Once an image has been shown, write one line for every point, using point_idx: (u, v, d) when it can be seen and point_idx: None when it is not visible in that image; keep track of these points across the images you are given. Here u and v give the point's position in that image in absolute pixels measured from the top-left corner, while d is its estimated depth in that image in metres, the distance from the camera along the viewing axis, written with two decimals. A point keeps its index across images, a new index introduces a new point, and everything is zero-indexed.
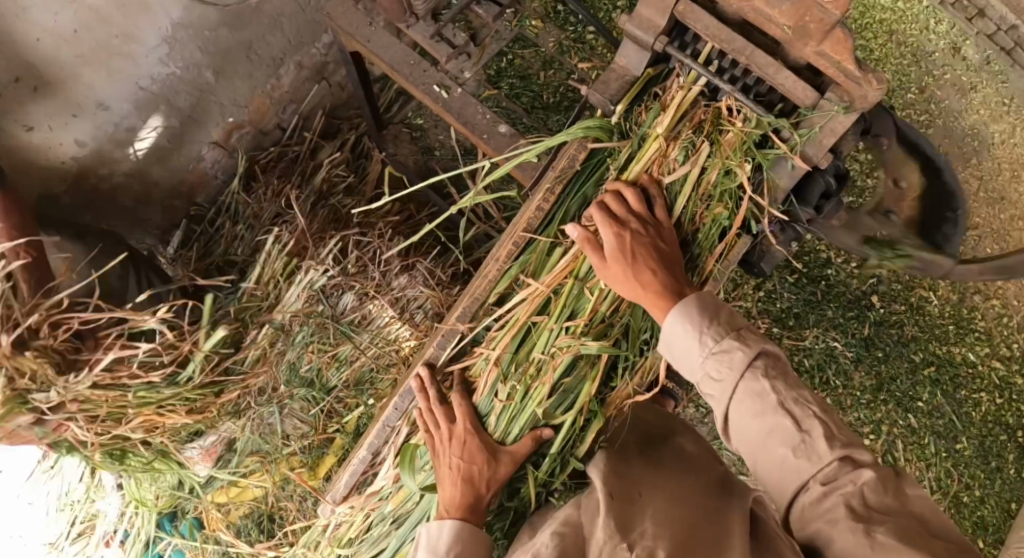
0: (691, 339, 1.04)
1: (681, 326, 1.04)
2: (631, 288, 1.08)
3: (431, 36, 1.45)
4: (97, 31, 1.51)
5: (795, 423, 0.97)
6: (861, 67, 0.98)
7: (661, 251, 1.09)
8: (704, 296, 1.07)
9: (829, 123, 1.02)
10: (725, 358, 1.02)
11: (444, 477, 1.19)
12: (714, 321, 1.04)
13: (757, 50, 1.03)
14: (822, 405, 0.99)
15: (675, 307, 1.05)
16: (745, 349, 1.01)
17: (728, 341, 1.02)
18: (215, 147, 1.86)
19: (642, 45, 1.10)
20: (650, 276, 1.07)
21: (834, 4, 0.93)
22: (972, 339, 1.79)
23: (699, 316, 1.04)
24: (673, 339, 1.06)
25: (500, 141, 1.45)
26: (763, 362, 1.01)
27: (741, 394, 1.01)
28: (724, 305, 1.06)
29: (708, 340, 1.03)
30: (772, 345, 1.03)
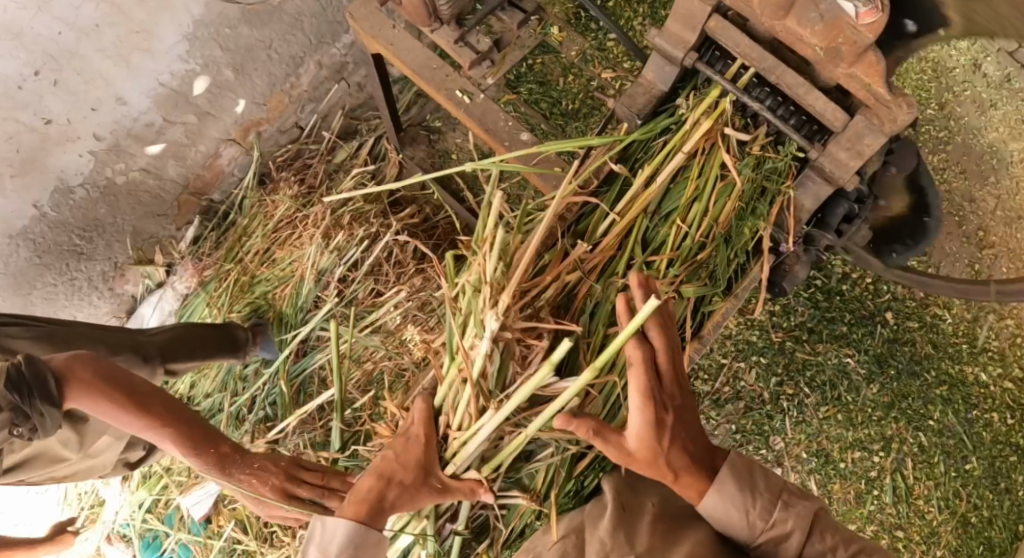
0: (737, 518, 1.00)
1: (728, 508, 1.00)
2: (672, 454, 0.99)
3: (454, 42, 1.42)
4: (118, 25, 1.50)
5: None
6: (892, 90, 0.96)
7: (693, 428, 1.02)
8: (739, 461, 1.03)
9: (858, 145, 1.01)
10: (777, 527, 0.98)
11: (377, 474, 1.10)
12: (758, 495, 1.00)
13: (788, 70, 1.02)
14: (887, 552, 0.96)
15: (716, 490, 1.00)
16: (798, 523, 0.98)
17: (778, 516, 0.99)
18: (232, 143, 1.87)
19: (670, 58, 1.09)
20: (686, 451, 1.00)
21: (867, 28, 0.89)
22: (985, 359, 1.78)
23: (744, 492, 1.00)
24: (719, 520, 1.01)
25: (521, 149, 1.43)
26: (819, 526, 0.98)
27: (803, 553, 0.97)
28: (756, 463, 1.03)
29: (756, 521, 0.99)
30: (824, 514, 1.00)
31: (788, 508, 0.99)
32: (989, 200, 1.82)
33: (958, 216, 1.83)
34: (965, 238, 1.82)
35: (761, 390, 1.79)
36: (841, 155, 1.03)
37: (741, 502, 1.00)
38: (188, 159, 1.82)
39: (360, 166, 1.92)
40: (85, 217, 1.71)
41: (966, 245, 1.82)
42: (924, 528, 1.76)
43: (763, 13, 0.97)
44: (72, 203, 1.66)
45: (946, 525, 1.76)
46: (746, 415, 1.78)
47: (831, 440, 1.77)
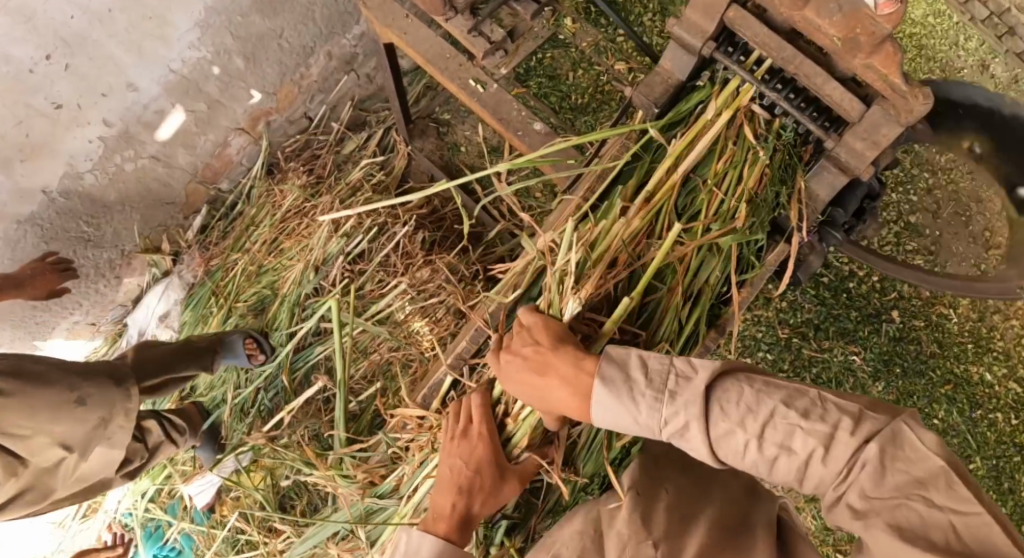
0: (628, 415, 0.94)
1: (617, 412, 0.95)
2: (557, 391, 1.01)
3: (468, 31, 1.42)
4: (131, 11, 1.50)
5: (779, 437, 0.85)
6: (909, 81, 0.96)
7: (566, 369, 1.00)
8: (612, 357, 0.98)
9: (875, 136, 1.01)
10: (671, 424, 0.91)
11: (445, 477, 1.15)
12: (634, 394, 0.94)
13: (806, 59, 1.03)
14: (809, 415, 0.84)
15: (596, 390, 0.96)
16: (685, 409, 0.89)
17: (663, 407, 0.91)
18: (242, 133, 1.87)
19: (689, 47, 1.10)
20: (567, 376, 1.00)
21: (886, 19, 0.92)
22: (990, 359, 1.79)
23: (621, 393, 0.95)
24: (616, 426, 0.97)
25: (534, 139, 1.43)
26: (715, 402, 0.88)
27: (715, 443, 0.89)
28: (639, 357, 0.96)
29: (638, 414, 0.93)
30: (711, 386, 0.89)
31: (674, 400, 0.91)
32: None
33: (965, 216, 1.82)
34: (971, 238, 1.82)
35: None
36: (857, 146, 1.03)
37: (625, 407, 0.94)
38: (197, 148, 1.81)
39: (368, 158, 1.92)
40: (94, 205, 1.71)
41: (973, 244, 1.82)
42: None
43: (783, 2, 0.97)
44: (81, 190, 1.66)
45: None
46: None
47: None
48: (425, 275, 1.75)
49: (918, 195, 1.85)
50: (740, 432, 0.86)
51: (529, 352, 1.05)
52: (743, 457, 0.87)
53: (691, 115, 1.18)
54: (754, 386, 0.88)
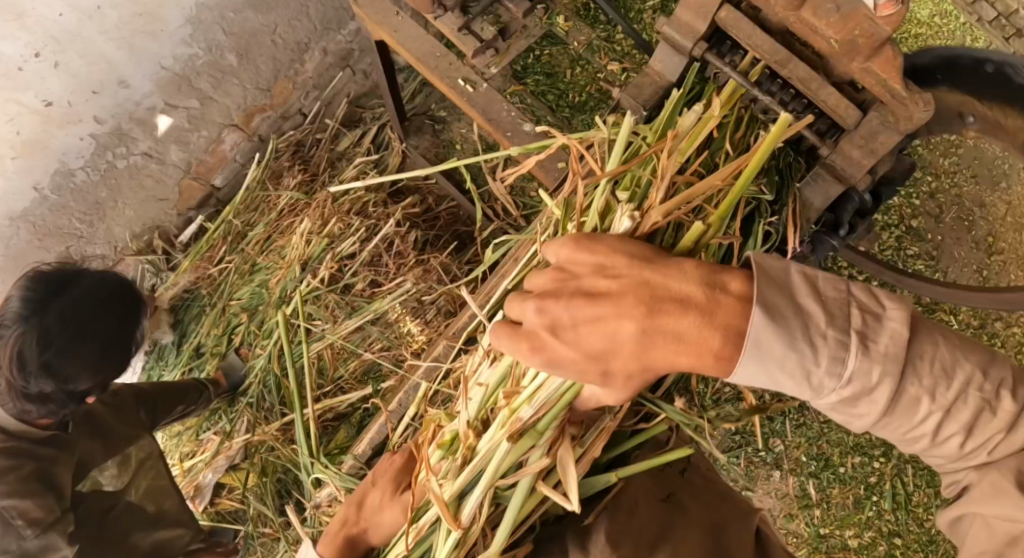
0: (802, 372, 0.70)
1: (791, 365, 0.69)
2: (666, 352, 0.70)
3: (458, 29, 1.39)
4: (121, 7, 1.48)
5: (967, 417, 0.69)
6: (909, 88, 0.93)
7: (680, 276, 0.73)
8: (770, 277, 0.72)
9: (872, 143, 0.98)
10: (858, 383, 0.69)
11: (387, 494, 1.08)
12: (809, 336, 0.69)
13: (800, 64, 0.99)
14: (997, 384, 0.69)
15: (752, 353, 0.70)
16: (878, 368, 0.68)
17: (853, 367, 0.69)
18: (236, 130, 1.85)
19: (679, 49, 1.07)
20: (685, 342, 0.70)
21: (885, 21, 0.88)
22: None
23: (792, 341, 0.69)
24: (775, 383, 0.72)
25: (524, 141, 1.40)
26: (908, 364, 0.69)
27: (890, 409, 0.70)
28: (806, 282, 0.71)
29: (813, 375, 0.70)
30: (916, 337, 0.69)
31: (867, 351, 0.68)
32: (1000, 205, 1.79)
33: (967, 221, 1.80)
34: (974, 243, 1.79)
35: (761, 392, 1.76)
36: (853, 154, 1.00)
37: (796, 353, 0.70)
38: (190, 144, 1.80)
39: (363, 154, 1.90)
40: (87, 201, 1.69)
41: (976, 250, 1.79)
42: (923, 537, 1.70)
43: (777, 2, 0.93)
44: (73, 186, 1.65)
45: None
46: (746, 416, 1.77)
47: (831, 443, 1.74)
48: (416, 275, 1.73)
49: (921, 199, 1.81)
50: (923, 400, 0.69)
51: (582, 296, 0.74)
52: (914, 433, 0.71)
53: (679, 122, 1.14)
54: (937, 346, 0.70)
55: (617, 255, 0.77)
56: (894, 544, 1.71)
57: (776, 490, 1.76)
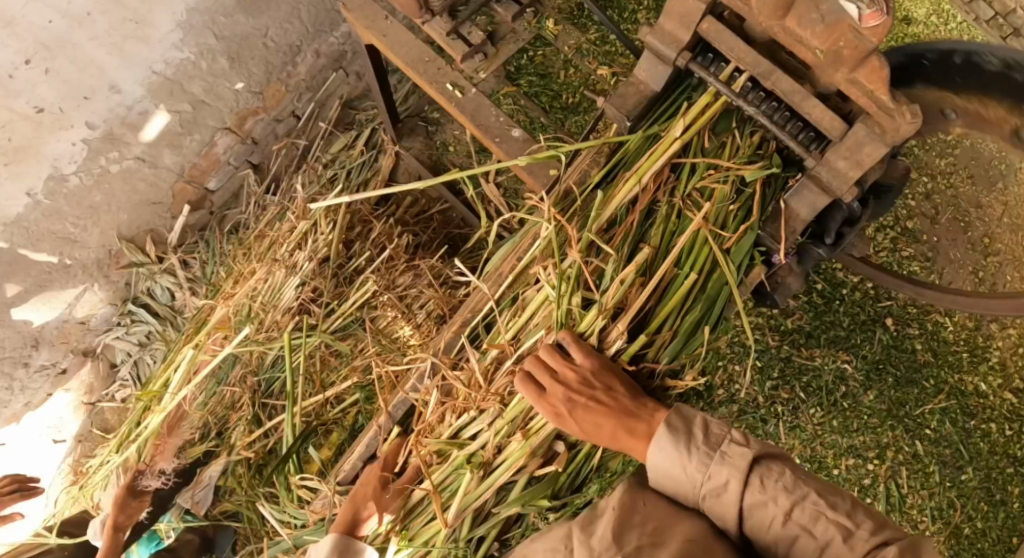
0: (680, 476, 0.97)
1: (672, 460, 0.98)
2: (591, 437, 1.06)
3: (447, 34, 1.38)
4: (111, 13, 1.48)
5: (807, 521, 0.89)
6: (895, 98, 0.92)
7: (630, 409, 1.05)
8: (680, 414, 1.02)
9: (858, 154, 0.97)
10: (716, 479, 0.94)
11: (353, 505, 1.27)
12: (692, 449, 0.97)
13: (783, 75, 0.99)
14: (835, 505, 0.89)
15: (653, 447, 1.00)
16: (732, 473, 0.93)
17: (715, 469, 0.95)
18: (228, 133, 1.85)
19: (663, 58, 1.06)
20: (607, 430, 1.04)
21: (871, 32, 0.86)
22: (985, 368, 1.75)
23: (675, 449, 0.98)
24: (664, 477, 0.99)
25: (513, 147, 1.39)
26: (757, 475, 0.93)
27: (745, 517, 0.93)
28: (706, 419, 1.00)
29: (693, 472, 0.96)
30: (765, 455, 0.95)
31: (725, 459, 0.95)
32: (996, 206, 1.79)
33: (963, 222, 1.79)
34: (970, 245, 1.79)
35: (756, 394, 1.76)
36: (839, 166, 0.99)
37: (679, 455, 0.98)
38: (183, 148, 1.80)
39: (357, 157, 1.91)
40: (80, 205, 1.69)
41: (972, 251, 1.79)
42: None
43: (760, 11, 0.92)
44: (67, 191, 1.64)
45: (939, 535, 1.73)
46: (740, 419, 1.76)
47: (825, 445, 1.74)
48: (406, 281, 1.76)
49: (916, 199, 1.80)
50: (766, 502, 0.91)
51: (589, 403, 1.05)
52: (766, 531, 0.91)
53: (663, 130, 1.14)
54: (799, 479, 0.92)
55: (578, 371, 1.09)
56: None
57: None
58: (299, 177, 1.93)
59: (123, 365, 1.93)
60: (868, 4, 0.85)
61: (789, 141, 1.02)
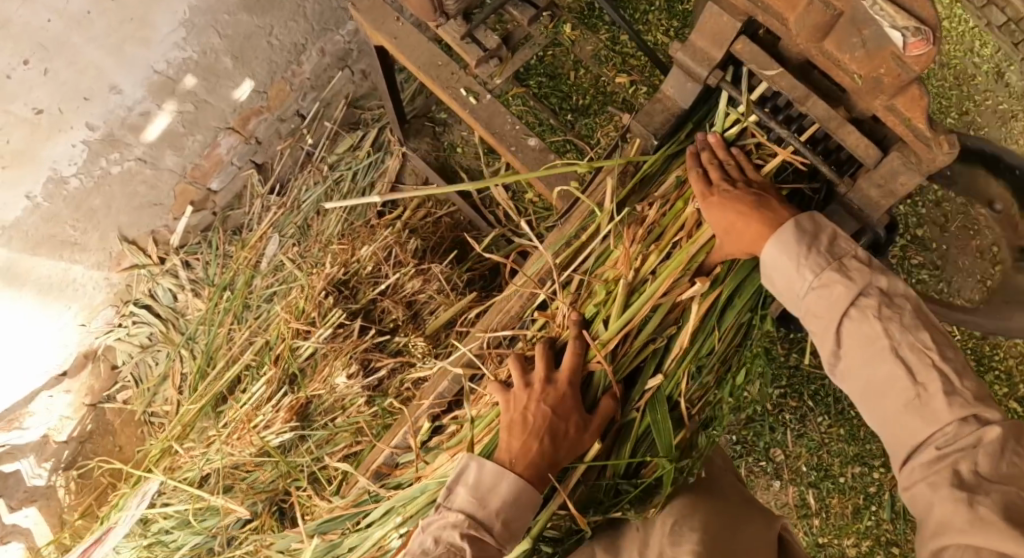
0: (791, 274, 0.94)
1: (790, 260, 0.94)
2: (713, 210, 1.01)
3: (462, 37, 1.34)
4: (110, 13, 1.44)
5: (912, 361, 0.89)
6: (935, 127, 0.90)
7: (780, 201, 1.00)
8: (811, 217, 0.96)
9: (892, 184, 0.96)
10: (828, 286, 0.92)
11: (522, 422, 1.05)
12: (813, 250, 0.93)
13: (818, 100, 0.96)
14: (943, 351, 0.90)
15: (771, 243, 0.95)
16: (850, 288, 0.91)
17: (831, 274, 0.92)
18: (231, 133, 1.81)
19: (692, 76, 1.04)
20: (743, 222, 0.98)
21: (915, 60, 0.83)
22: (991, 377, 1.77)
23: (799, 246, 0.94)
24: (772, 273, 0.96)
25: (529, 156, 1.36)
26: (873, 298, 0.91)
27: (853, 334, 0.92)
28: (835, 229, 0.95)
29: (808, 274, 0.93)
30: (881, 281, 0.92)
31: (845, 272, 0.92)
32: None
33: (972, 230, 1.78)
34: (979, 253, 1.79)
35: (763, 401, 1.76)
36: (872, 194, 0.98)
37: (797, 262, 0.94)
38: (185, 149, 1.76)
39: (363, 158, 1.87)
40: (79, 207, 1.65)
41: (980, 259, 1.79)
42: None
43: (799, 34, 0.90)
44: (66, 194, 1.60)
45: None
46: (747, 426, 1.77)
47: (831, 454, 1.75)
48: (416, 285, 1.71)
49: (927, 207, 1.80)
50: (877, 322, 0.90)
51: (733, 203, 0.99)
52: (875, 353, 0.90)
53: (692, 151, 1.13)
54: (915, 316, 0.91)
55: (713, 166, 1.04)
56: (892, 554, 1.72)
57: (776, 500, 1.77)
58: (303, 178, 1.89)
59: (125, 367, 1.89)
60: (913, 33, 0.81)
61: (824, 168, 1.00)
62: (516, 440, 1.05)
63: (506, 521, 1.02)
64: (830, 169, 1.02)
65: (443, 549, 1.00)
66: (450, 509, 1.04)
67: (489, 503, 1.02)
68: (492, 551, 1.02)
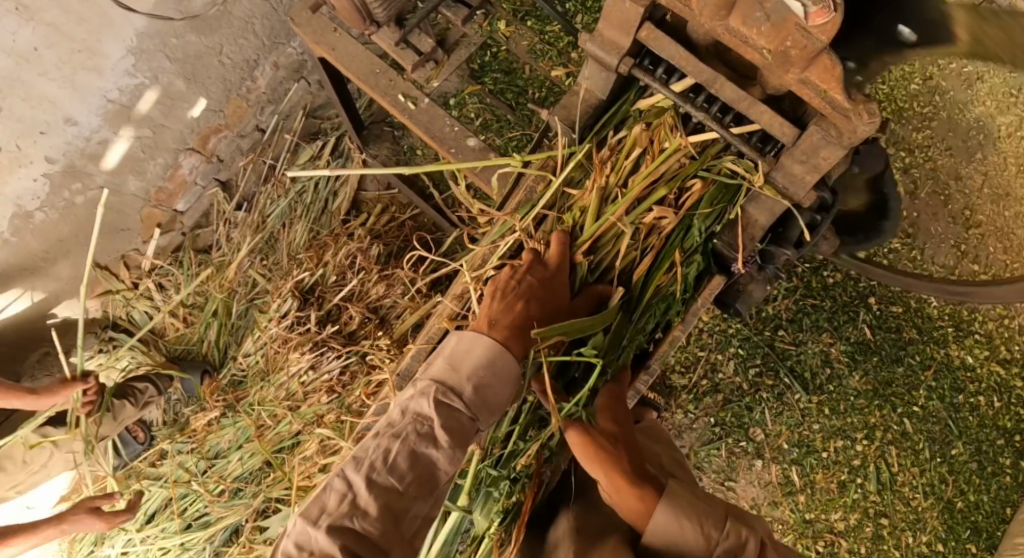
0: (691, 549, 0.94)
1: (682, 509, 0.95)
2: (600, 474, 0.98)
3: (397, 43, 1.35)
4: (58, 46, 1.47)
5: None
6: (851, 98, 0.87)
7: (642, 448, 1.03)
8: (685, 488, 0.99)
9: (814, 159, 0.94)
10: (730, 537, 0.94)
11: (507, 286, 1.05)
12: (706, 511, 0.96)
13: (728, 81, 0.95)
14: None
15: (663, 510, 0.95)
16: (751, 535, 0.94)
17: (730, 527, 0.95)
18: (193, 153, 1.83)
19: (606, 66, 1.03)
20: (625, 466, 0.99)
21: (819, 30, 0.81)
22: (972, 341, 1.74)
23: (691, 507, 0.95)
24: (667, 537, 0.95)
25: (468, 157, 1.36)
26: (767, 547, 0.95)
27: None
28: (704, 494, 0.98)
29: (711, 532, 0.94)
30: (763, 531, 0.98)
31: (736, 523, 0.96)
32: (976, 176, 1.76)
33: (943, 196, 1.77)
34: (951, 218, 1.77)
35: (739, 382, 1.74)
36: (796, 170, 0.97)
37: (690, 511, 0.96)
38: (147, 172, 1.78)
39: (325, 167, 1.88)
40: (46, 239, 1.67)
41: (953, 224, 1.77)
42: (910, 516, 1.74)
43: (702, 13, 0.88)
44: (32, 227, 1.62)
45: (931, 510, 1.73)
46: (724, 407, 1.75)
47: (813, 429, 1.74)
48: (381, 290, 1.72)
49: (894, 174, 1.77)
50: None
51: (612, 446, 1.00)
52: None
53: (627, 123, 1.10)
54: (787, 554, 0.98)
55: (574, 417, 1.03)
56: (881, 524, 1.74)
57: (759, 479, 1.75)
58: (266, 192, 1.89)
59: None
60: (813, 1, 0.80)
61: (740, 144, 0.99)
62: (500, 303, 1.04)
63: (478, 387, 0.99)
64: (751, 148, 1.00)
65: (410, 418, 0.96)
66: (420, 379, 1.00)
67: (465, 363, 0.99)
68: (464, 418, 0.98)
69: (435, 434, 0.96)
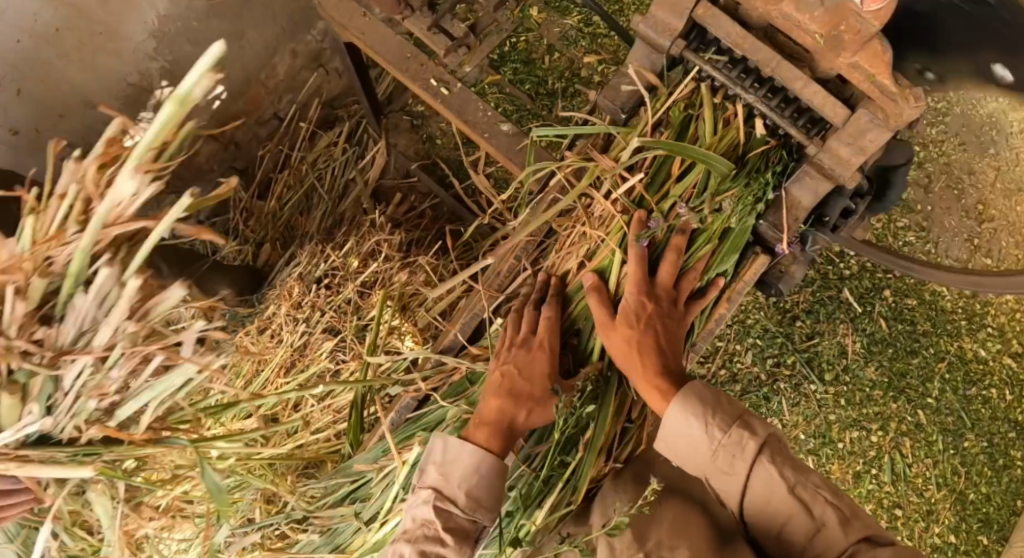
0: (696, 444, 0.98)
1: (692, 413, 0.99)
2: (631, 371, 1.05)
3: (429, 27, 1.35)
4: (79, 26, 1.47)
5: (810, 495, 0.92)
6: (898, 81, 0.89)
7: (672, 339, 1.06)
8: (702, 387, 1.02)
9: (860, 141, 0.95)
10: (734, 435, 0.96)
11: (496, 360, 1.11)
12: (715, 411, 0.99)
13: (782, 63, 0.96)
14: (831, 488, 0.95)
15: (672, 404, 1.00)
16: (754, 441, 0.95)
17: (736, 430, 0.97)
18: (212, 139, 1.83)
19: (655, 47, 1.04)
20: (654, 365, 1.04)
21: (873, 15, 0.84)
22: (984, 334, 1.76)
23: (701, 407, 0.99)
24: (676, 430, 1.00)
25: (502, 142, 1.36)
26: (771, 449, 0.96)
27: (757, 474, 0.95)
28: (722, 393, 1.01)
29: (714, 431, 0.97)
30: (776, 432, 0.98)
31: (750, 429, 0.97)
32: (988, 171, 1.78)
33: (957, 189, 1.79)
34: (965, 212, 1.79)
35: (757, 372, 1.76)
36: (843, 152, 0.97)
37: (699, 413, 0.99)
38: None
39: (343, 154, 1.87)
40: None
41: (966, 219, 1.79)
42: (923, 507, 1.76)
43: None
44: None
45: (945, 502, 1.75)
46: (743, 398, 1.75)
47: (829, 420, 1.75)
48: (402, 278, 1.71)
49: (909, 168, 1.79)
50: (775, 473, 0.94)
51: (641, 342, 1.04)
52: (772, 496, 0.93)
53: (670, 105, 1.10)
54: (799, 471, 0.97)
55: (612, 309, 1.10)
56: (895, 515, 1.76)
57: None
58: (283, 179, 1.88)
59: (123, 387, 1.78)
60: None
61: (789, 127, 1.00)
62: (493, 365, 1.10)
63: (469, 492, 1.02)
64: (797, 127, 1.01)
65: (419, 522, 1.02)
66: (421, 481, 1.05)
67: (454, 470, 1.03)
68: (459, 519, 1.02)
69: (441, 536, 1.00)
